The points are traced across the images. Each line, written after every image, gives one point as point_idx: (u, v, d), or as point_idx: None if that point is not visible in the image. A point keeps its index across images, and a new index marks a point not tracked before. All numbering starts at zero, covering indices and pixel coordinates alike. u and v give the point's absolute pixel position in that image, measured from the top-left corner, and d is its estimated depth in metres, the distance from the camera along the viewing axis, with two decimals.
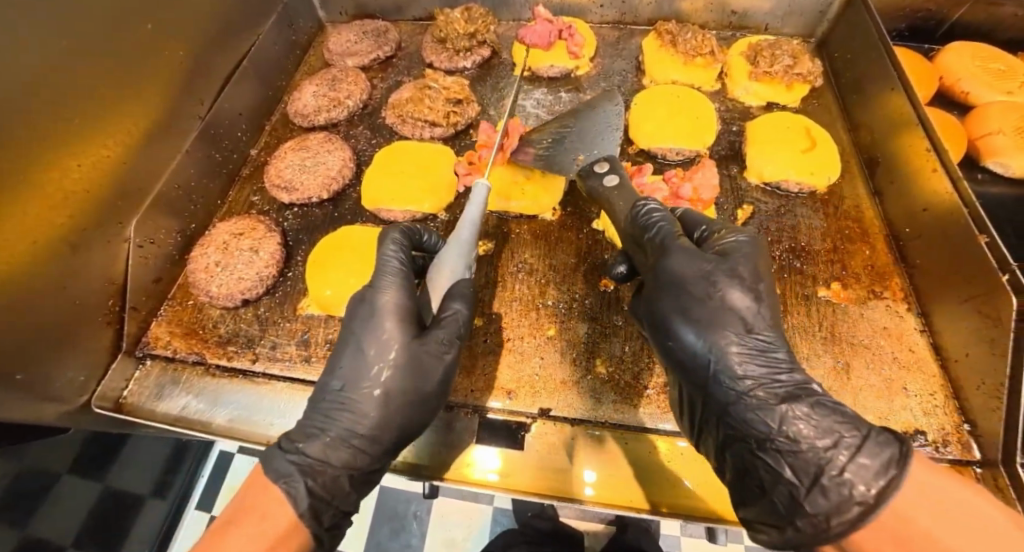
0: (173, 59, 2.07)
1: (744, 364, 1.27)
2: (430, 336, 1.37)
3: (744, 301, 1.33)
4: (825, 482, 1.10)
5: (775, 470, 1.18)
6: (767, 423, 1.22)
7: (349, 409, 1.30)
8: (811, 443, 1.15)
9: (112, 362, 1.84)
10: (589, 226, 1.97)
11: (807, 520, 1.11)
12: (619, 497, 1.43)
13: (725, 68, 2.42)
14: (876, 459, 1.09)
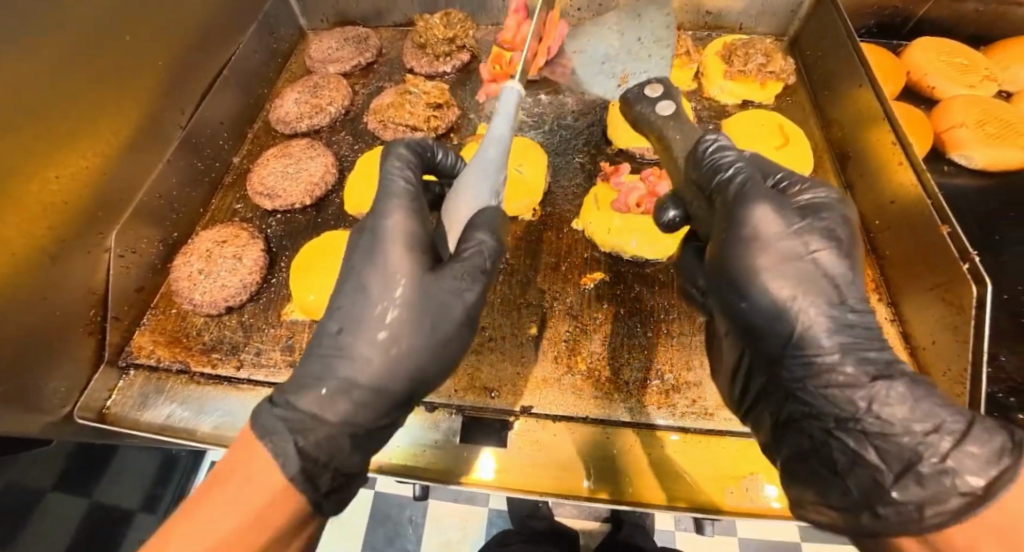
0: (155, 69, 2.09)
1: (829, 333, 1.07)
2: (445, 272, 1.24)
3: (832, 259, 1.12)
4: (923, 471, 0.92)
5: (856, 452, 1.01)
6: (853, 402, 1.03)
7: (352, 364, 1.17)
8: (906, 427, 0.97)
9: (94, 373, 1.85)
10: (568, 225, 2.00)
11: (893, 509, 0.93)
12: (601, 490, 1.45)
13: (701, 67, 2.45)
14: (985, 448, 0.90)
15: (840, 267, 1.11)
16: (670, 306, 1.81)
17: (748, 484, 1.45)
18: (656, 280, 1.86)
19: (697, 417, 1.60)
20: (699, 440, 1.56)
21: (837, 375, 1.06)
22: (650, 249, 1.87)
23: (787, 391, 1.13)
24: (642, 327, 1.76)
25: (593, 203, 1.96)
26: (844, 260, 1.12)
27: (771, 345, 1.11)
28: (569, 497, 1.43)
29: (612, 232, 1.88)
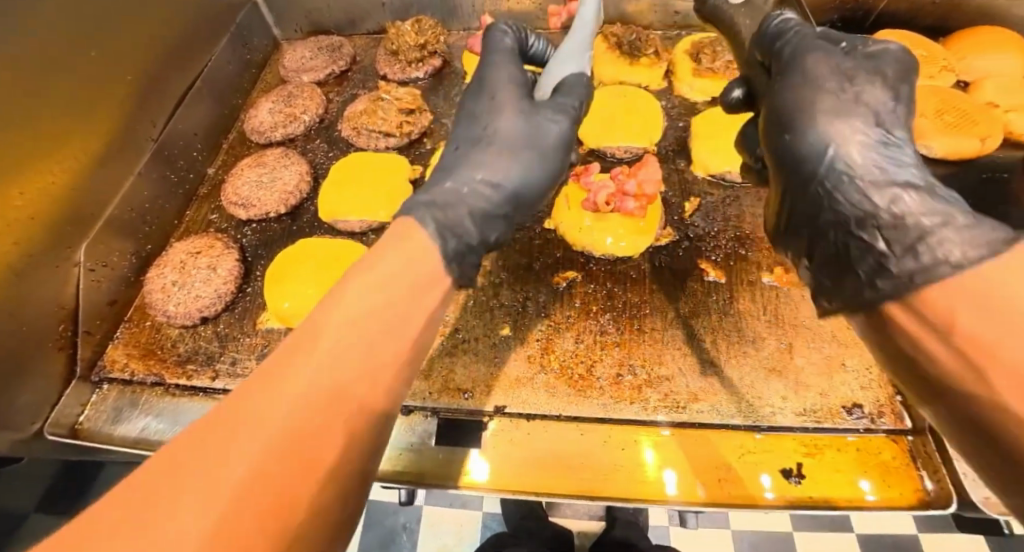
0: (126, 81, 2.10)
1: (868, 139, 1.08)
2: (542, 108, 1.34)
3: (886, 86, 1.11)
4: (920, 247, 0.92)
5: (869, 245, 1.03)
6: (875, 202, 1.04)
7: (485, 167, 1.28)
8: (925, 215, 0.98)
9: (66, 388, 1.84)
10: (540, 225, 2.01)
11: (890, 283, 0.94)
12: (572, 487, 1.45)
13: (670, 66, 2.47)
14: (982, 235, 0.86)
15: (887, 102, 1.10)
16: (641, 303, 1.82)
17: (718, 475, 1.47)
18: (627, 277, 1.88)
19: (668, 411, 1.61)
20: (671, 433, 1.56)
21: (863, 182, 1.06)
22: (620, 246, 1.89)
23: (812, 208, 1.13)
24: (614, 324, 1.78)
25: (563, 203, 1.99)
26: (896, 93, 1.11)
27: (802, 165, 1.11)
28: (566, 496, 1.43)
29: (582, 230, 1.91)
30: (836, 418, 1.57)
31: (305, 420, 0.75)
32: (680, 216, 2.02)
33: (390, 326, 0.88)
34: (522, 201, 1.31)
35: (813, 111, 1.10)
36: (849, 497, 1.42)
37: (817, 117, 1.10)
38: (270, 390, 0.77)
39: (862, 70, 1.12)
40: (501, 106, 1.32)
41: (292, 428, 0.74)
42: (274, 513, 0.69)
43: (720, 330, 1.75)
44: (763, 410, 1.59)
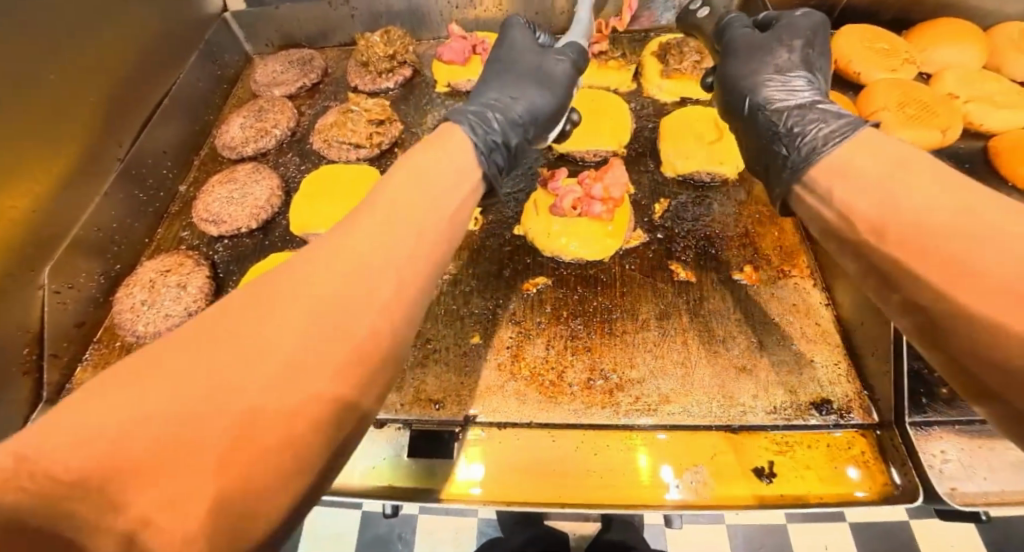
0: (90, 102, 2.09)
1: (778, 79, 1.50)
2: (549, 60, 1.69)
3: (796, 38, 1.54)
4: (807, 141, 1.29)
5: (781, 150, 1.38)
6: (785, 119, 1.42)
7: (507, 94, 1.63)
8: (819, 117, 1.34)
9: (33, 413, 1.82)
10: (509, 232, 2.01)
11: (793, 170, 1.29)
12: (539, 496, 1.44)
13: (639, 69, 2.47)
14: (844, 127, 1.23)
15: (796, 56, 1.53)
16: (612, 306, 1.82)
17: (687, 477, 1.46)
18: (598, 281, 1.87)
19: (639, 414, 1.60)
20: (642, 437, 1.55)
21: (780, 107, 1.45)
22: (590, 249, 1.89)
23: (753, 129, 1.51)
24: (585, 328, 1.77)
25: (532, 209, 2.00)
26: (804, 44, 1.54)
27: (733, 104, 1.57)
28: (553, 505, 1.41)
29: (551, 236, 1.92)
30: (804, 415, 1.58)
31: (347, 283, 0.82)
32: (651, 217, 2.02)
33: (422, 206, 0.97)
34: (540, 120, 1.65)
35: (734, 66, 1.59)
36: (818, 495, 1.42)
37: (744, 72, 1.55)
38: (314, 263, 0.83)
39: (775, 32, 1.56)
40: (520, 52, 1.71)
41: (338, 286, 0.81)
42: (321, 365, 0.74)
43: (691, 331, 1.75)
44: (733, 410, 1.60)
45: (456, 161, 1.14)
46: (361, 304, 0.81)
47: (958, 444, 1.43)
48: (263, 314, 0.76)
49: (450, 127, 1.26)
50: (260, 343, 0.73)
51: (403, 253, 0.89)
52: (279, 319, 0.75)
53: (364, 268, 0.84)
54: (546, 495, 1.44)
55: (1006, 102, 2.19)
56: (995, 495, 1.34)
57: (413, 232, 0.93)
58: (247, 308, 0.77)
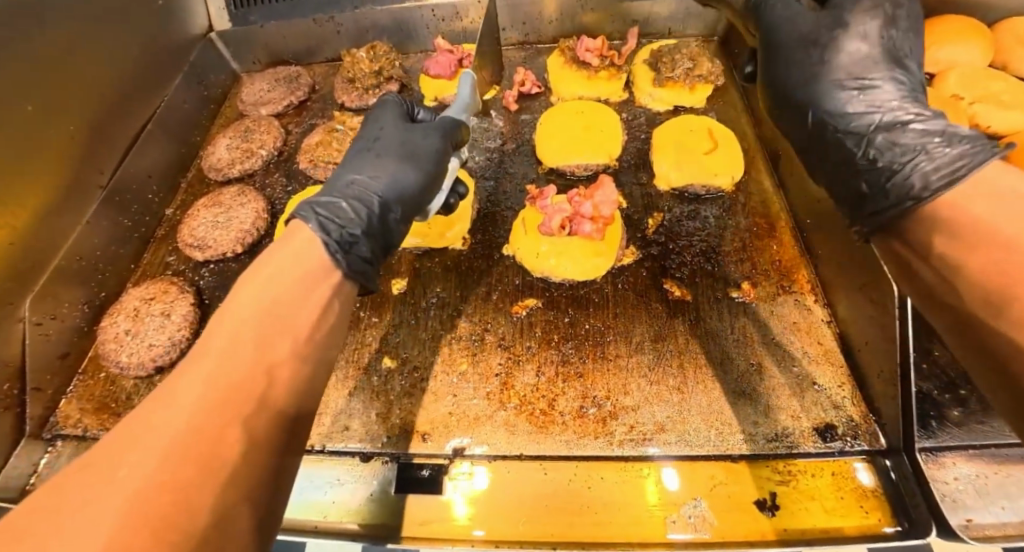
0: (71, 131, 2.06)
1: (856, 85, 1.21)
2: (413, 141, 1.60)
3: (869, 22, 1.21)
4: (905, 176, 1.09)
5: (875, 175, 1.16)
6: (877, 136, 1.18)
7: (368, 172, 1.51)
8: (914, 145, 1.13)
9: (15, 449, 1.75)
10: (498, 252, 1.95)
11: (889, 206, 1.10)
12: (528, 531, 1.38)
13: (630, 77, 2.40)
14: (951, 163, 1.04)
15: (875, 39, 1.21)
16: (604, 329, 1.75)
17: (685, 512, 1.39)
18: (590, 302, 1.81)
19: (634, 444, 1.53)
20: (636, 468, 1.48)
21: (866, 119, 1.19)
22: (579, 269, 1.84)
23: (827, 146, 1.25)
24: (577, 352, 1.70)
25: (521, 228, 1.94)
26: (882, 31, 1.21)
27: (798, 115, 1.29)
28: (544, 546, 1.35)
29: (540, 257, 1.86)
30: (809, 442, 1.50)
31: (194, 424, 0.80)
32: (644, 232, 1.95)
33: (267, 327, 0.99)
34: (409, 198, 1.51)
35: (799, 72, 1.26)
36: (825, 529, 1.34)
37: (814, 70, 1.24)
38: (151, 414, 0.82)
39: (840, 19, 1.22)
40: (385, 130, 1.63)
41: (182, 429, 0.79)
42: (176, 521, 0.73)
43: (688, 355, 1.68)
44: (733, 437, 1.52)
45: (304, 262, 1.16)
46: (212, 442, 0.81)
47: (972, 468, 1.39)
48: (104, 476, 0.74)
49: (295, 224, 1.26)
50: (97, 511, 0.70)
51: (248, 384, 0.90)
52: (119, 479, 0.73)
53: (209, 405, 0.84)
54: (542, 533, 1.38)
55: (1013, 101, 2.10)
56: (1013, 527, 1.29)
57: (255, 359, 0.93)
58: (80, 479, 0.74)
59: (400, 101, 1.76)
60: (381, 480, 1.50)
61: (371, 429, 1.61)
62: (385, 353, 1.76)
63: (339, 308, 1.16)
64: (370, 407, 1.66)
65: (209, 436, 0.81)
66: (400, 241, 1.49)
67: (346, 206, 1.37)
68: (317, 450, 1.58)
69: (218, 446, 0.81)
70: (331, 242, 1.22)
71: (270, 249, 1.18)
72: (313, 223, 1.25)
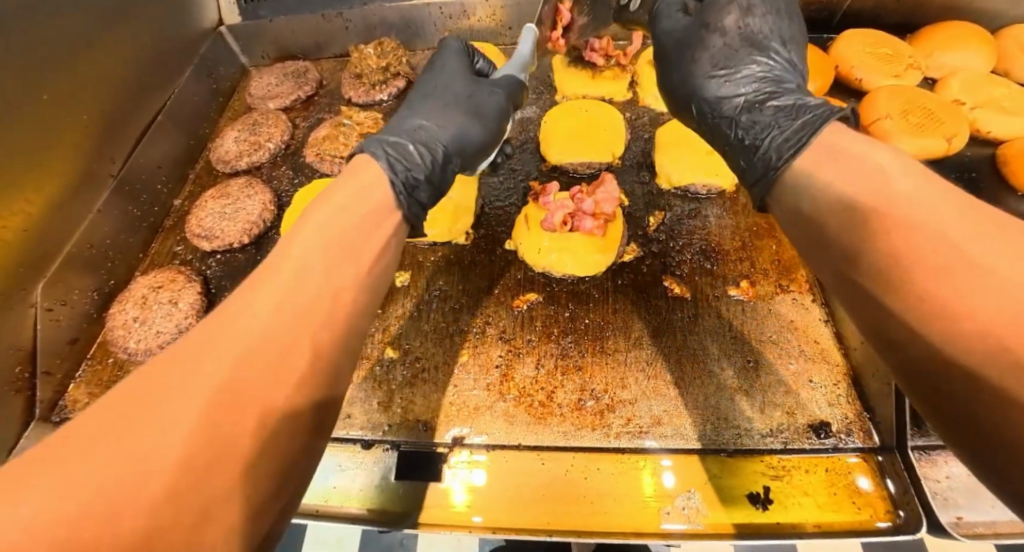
0: (84, 120, 2.10)
1: (721, 75, 1.45)
2: (476, 97, 1.68)
3: (727, 20, 1.46)
4: (773, 143, 1.23)
5: (749, 147, 1.33)
6: (745, 115, 1.38)
7: (433, 121, 1.58)
8: (770, 120, 1.32)
9: (25, 431, 1.79)
10: (500, 248, 1.98)
11: (763, 168, 1.22)
12: (525, 519, 1.41)
13: (635, 77, 2.43)
14: (802, 128, 1.19)
15: (736, 44, 1.46)
16: (603, 324, 1.77)
17: (678, 504, 1.41)
18: (590, 297, 1.83)
19: (631, 436, 1.56)
20: (633, 460, 1.51)
21: (736, 105, 1.41)
22: (580, 265, 1.86)
23: (715, 129, 1.46)
24: (576, 346, 1.73)
25: (522, 223, 1.96)
26: (737, 26, 1.45)
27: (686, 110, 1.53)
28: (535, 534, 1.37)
29: (541, 252, 1.88)
30: (803, 439, 1.53)
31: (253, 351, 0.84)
32: (645, 231, 1.98)
33: (334, 255, 1.00)
34: (469, 151, 1.61)
35: (677, 74, 1.54)
36: (816, 523, 1.36)
37: (690, 73, 1.50)
38: (224, 330, 0.85)
39: (703, 23, 1.50)
40: (450, 82, 1.69)
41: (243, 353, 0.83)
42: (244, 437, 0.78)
43: (685, 351, 1.70)
44: (728, 432, 1.55)
45: (371, 196, 1.16)
46: (277, 364, 0.85)
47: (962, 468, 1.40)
48: (176, 385, 0.77)
49: (362, 157, 1.28)
50: (174, 420, 0.74)
51: (316, 309, 0.93)
52: (194, 391, 0.77)
53: (279, 328, 0.87)
54: (538, 521, 1.40)
55: (1014, 107, 2.12)
56: (1003, 525, 1.30)
57: (325, 286, 0.96)
58: (153, 385, 0.77)
59: (462, 51, 1.81)
60: (381, 468, 1.53)
61: (372, 418, 1.65)
62: (388, 343, 1.79)
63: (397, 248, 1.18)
64: (372, 396, 1.69)
65: (277, 357, 0.85)
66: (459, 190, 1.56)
67: (414, 150, 1.42)
68: None
69: (281, 372, 0.85)
70: (397, 183, 1.23)
71: (338, 180, 1.18)
72: (381, 160, 1.26)
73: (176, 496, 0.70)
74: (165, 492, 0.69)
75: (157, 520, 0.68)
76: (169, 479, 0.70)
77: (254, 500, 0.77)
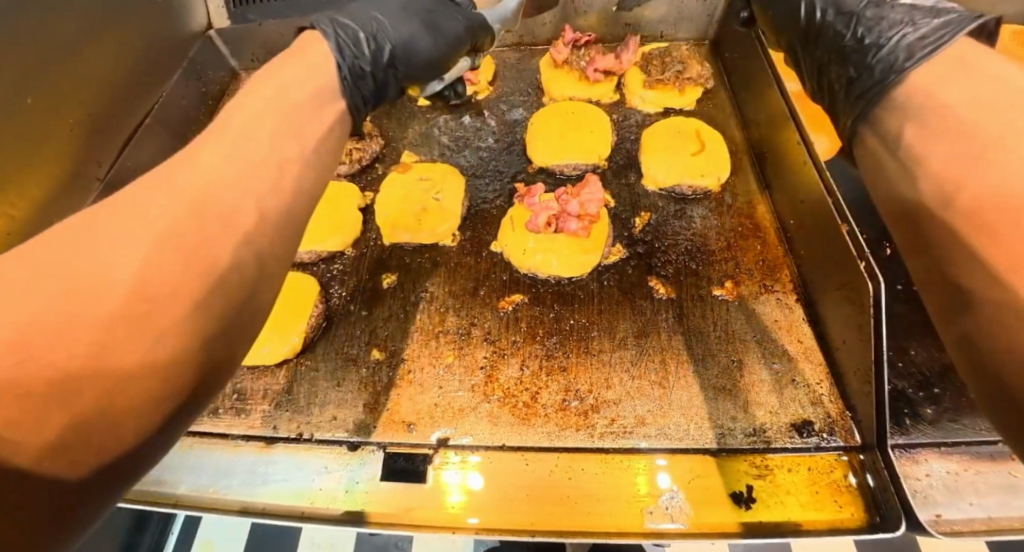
0: (69, 123, 2.08)
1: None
2: (439, 17, 1.65)
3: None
4: (905, 41, 1.08)
5: (867, 49, 1.17)
6: (870, 14, 1.22)
7: (387, 18, 1.56)
8: (901, 17, 1.16)
9: None
10: (487, 249, 1.98)
11: (887, 66, 1.07)
12: (510, 520, 1.41)
13: (622, 79, 2.43)
14: (940, 27, 1.04)
15: None
16: (589, 324, 1.78)
17: (661, 503, 1.41)
18: (576, 298, 1.84)
19: (615, 437, 1.56)
20: (619, 460, 1.51)
21: (863, 3, 1.24)
22: (565, 266, 1.87)
23: (828, 32, 1.30)
24: (561, 347, 1.73)
25: (509, 224, 1.97)
26: None
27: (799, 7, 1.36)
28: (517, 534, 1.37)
29: (527, 253, 1.90)
30: (786, 438, 1.54)
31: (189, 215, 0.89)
32: (631, 231, 1.99)
33: (276, 128, 1.08)
34: (409, 61, 1.60)
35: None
36: (799, 522, 1.37)
37: None
38: (166, 182, 0.91)
39: None
40: None
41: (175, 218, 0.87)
42: (184, 285, 0.83)
43: (670, 351, 1.70)
44: (712, 432, 1.55)
45: (313, 80, 1.22)
46: (214, 220, 0.90)
47: (942, 466, 1.42)
48: (115, 228, 0.83)
49: (312, 33, 1.35)
50: (114, 253, 0.80)
51: (258, 172, 1.00)
52: (135, 231, 0.83)
53: (221, 185, 0.94)
54: (522, 521, 1.41)
55: None
56: (982, 522, 1.31)
57: (266, 155, 1.03)
58: (91, 229, 0.83)
59: None
60: (368, 471, 1.53)
61: (357, 419, 1.64)
62: (374, 344, 1.79)
63: (338, 134, 1.25)
64: (357, 397, 1.69)
65: (218, 208, 0.92)
66: (386, 94, 1.55)
67: (364, 37, 1.44)
68: (305, 438, 1.62)
69: (222, 227, 0.91)
70: (341, 68, 1.30)
71: (283, 60, 1.24)
72: (329, 42, 1.33)
73: (104, 359, 0.74)
74: (94, 341, 0.74)
75: (84, 378, 0.72)
76: (101, 327, 0.75)
77: (189, 365, 0.82)
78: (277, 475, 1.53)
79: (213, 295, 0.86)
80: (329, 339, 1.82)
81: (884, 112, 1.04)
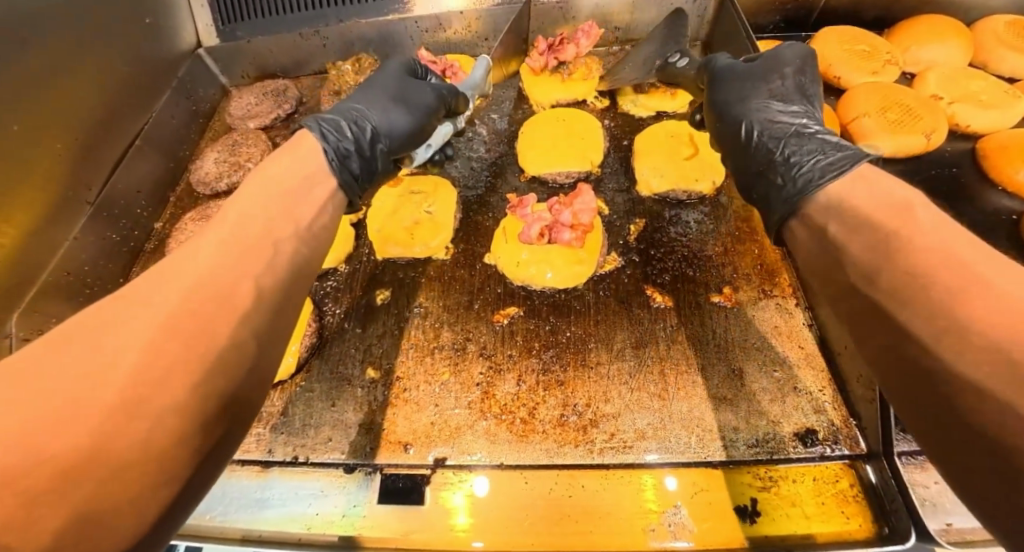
0: (57, 149, 2.06)
1: (775, 105, 1.49)
2: (411, 90, 1.65)
3: (785, 67, 1.53)
4: (820, 166, 1.24)
5: (786, 170, 1.33)
6: (787, 141, 1.39)
7: (363, 105, 1.58)
8: (816, 147, 1.33)
9: None
10: (481, 262, 1.95)
11: (809, 189, 1.22)
12: (512, 540, 1.39)
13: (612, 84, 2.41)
14: (845, 161, 1.22)
15: (791, 89, 1.52)
16: (585, 336, 1.75)
17: (664, 520, 1.39)
18: (572, 308, 1.81)
19: (616, 452, 1.52)
20: (620, 476, 1.48)
21: (781, 133, 1.43)
22: (560, 276, 1.84)
23: (752, 152, 1.46)
24: (558, 361, 1.70)
25: (501, 236, 1.95)
26: (794, 73, 1.52)
27: (728, 127, 1.54)
28: None
29: (520, 266, 1.87)
30: (789, 448, 1.50)
31: (191, 296, 0.88)
32: (626, 239, 1.95)
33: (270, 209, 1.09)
34: (394, 138, 1.58)
35: (728, 95, 1.57)
36: (806, 535, 1.35)
37: (744, 98, 1.53)
38: (167, 269, 0.92)
39: (765, 63, 1.56)
40: (386, 74, 1.68)
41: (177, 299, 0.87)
42: (186, 358, 0.83)
43: (668, 361, 1.67)
44: (714, 443, 1.52)
45: (306, 167, 1.25)
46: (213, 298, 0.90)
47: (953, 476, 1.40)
48: (121, 316, 0.83)
49: (302, 134, 1.36)
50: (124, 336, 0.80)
51: (254, 251, 1.00)
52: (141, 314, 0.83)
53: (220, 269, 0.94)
54: (526, 541, 1.39)
55: (992, 100, 2.11)
56: None
57: (262, 235, 1.04)
58: (93, 323, 0.82)
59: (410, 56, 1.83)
60: (366, 492, 1.50)
61: (353, 440, 1.60)
62: (368, 363, 1.76)
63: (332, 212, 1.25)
64: (352, 417, 1.65)
65: (218, 283, 0.92)
66: (379, 172, 1.53)
67: (347, 126, 1.46)
68: (301, 462, 1.58)
69: (225, 298, 0.91)
70: (330, 153, 1.32)
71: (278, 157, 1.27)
72: (316, 133, 1.35)
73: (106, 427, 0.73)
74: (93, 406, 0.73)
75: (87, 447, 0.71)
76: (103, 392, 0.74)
77: (192, 431, 0.81)
78: (274, 501, 1.50)
79: (205, 357, 0.85)
80: (323, 359, 1.78)
81: (817, 215, 1.17)
